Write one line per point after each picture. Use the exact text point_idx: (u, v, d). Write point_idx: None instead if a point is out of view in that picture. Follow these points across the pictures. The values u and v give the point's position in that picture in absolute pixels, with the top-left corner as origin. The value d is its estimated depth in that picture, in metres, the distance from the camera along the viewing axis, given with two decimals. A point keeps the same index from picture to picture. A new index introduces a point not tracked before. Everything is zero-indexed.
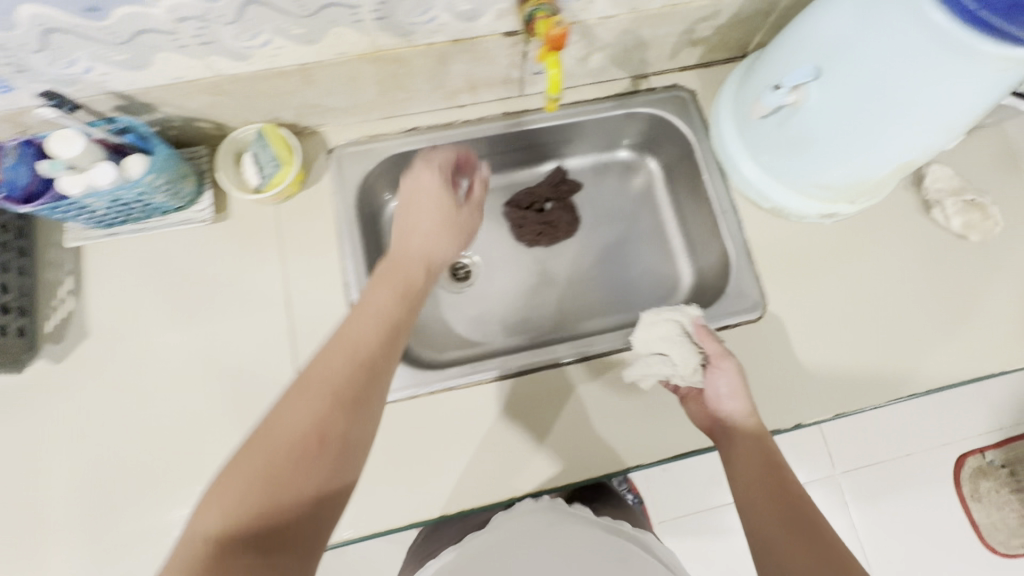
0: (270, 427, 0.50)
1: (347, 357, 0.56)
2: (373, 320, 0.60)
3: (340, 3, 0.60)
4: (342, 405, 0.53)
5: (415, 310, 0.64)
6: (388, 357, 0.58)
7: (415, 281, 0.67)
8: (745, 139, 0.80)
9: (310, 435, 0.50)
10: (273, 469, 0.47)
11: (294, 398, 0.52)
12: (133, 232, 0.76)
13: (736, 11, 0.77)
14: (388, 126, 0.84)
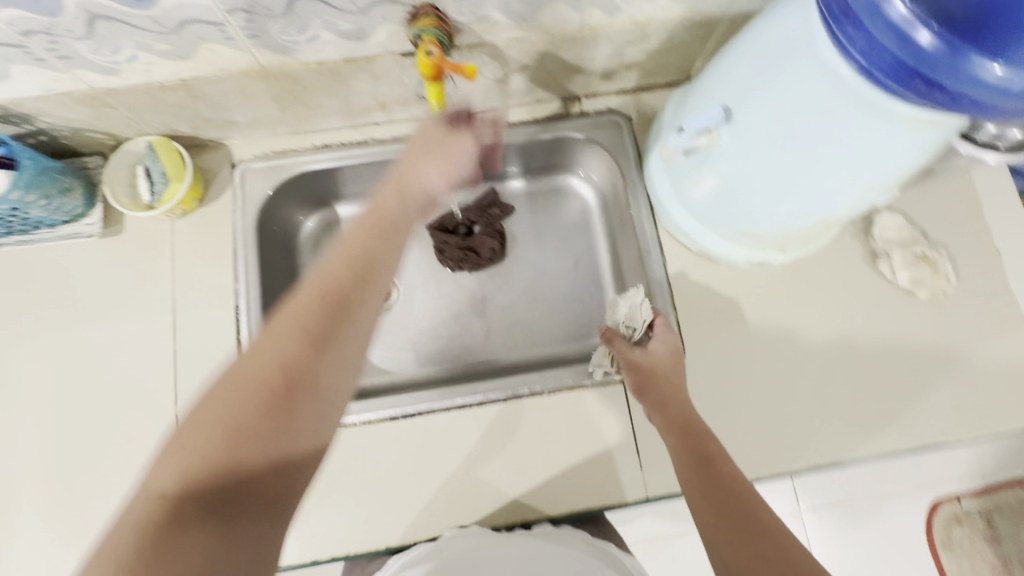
0: (145, 490, 0.39)
1: (246, 383, 0.43)
2: (285, 342, 0.44)
3: (203, 20, 0.55)
4: (250, 427, 0.42)
5: (341, 315, 0.47)
6: (318, 369, 0.45)
7: (342, 272, 0.49)
8: (670, 177, 0.74)
9: (202, 474, 0.40)
10: (151, 530, 0.37)
11: (193, 430, 0.41)
12: (19, 245, 0.74)
13: (665, 36, 0.71)
14: (299, 141, 0.80)
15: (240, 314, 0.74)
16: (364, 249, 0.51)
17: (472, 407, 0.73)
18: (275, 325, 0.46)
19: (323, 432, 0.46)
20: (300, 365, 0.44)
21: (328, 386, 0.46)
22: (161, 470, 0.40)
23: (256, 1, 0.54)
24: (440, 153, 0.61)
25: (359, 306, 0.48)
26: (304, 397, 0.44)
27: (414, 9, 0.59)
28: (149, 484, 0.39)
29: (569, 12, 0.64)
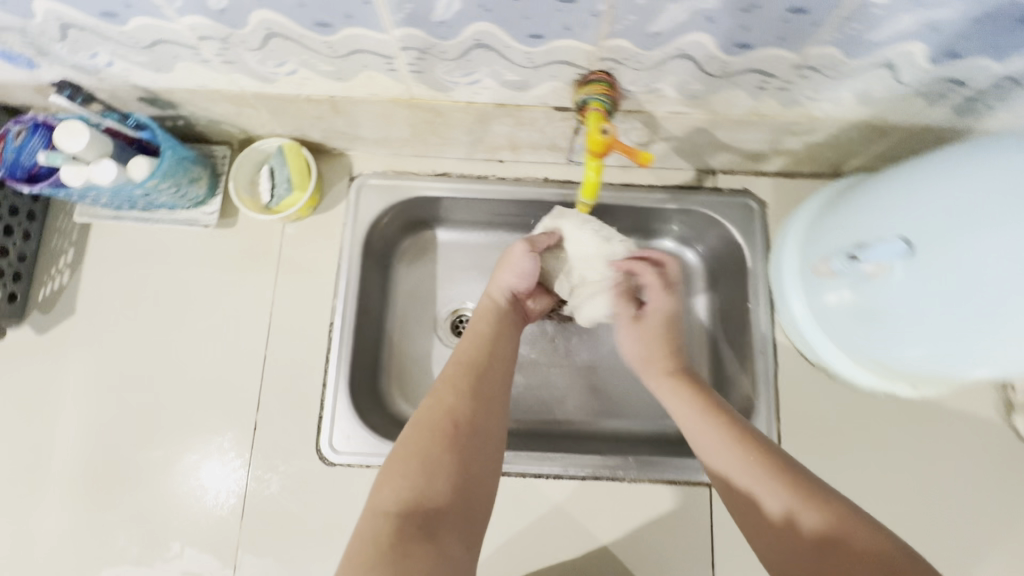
0: (372, 508, 0.50)
1: (428, 430, 0.55)
2: (453, 378, 0.60)
3: (375, 51, 0.53)
4: (438, 463, 0.52)
5: (486, 374, 0.61)
6: (479, 412, 0.58)
7: (475, 350, 0.64)
8: (802, 282, 0.69)
9: (410, 499, 0.50)
10: (386, 540, 0.47)
11: (392, 472, 0.52)
12: (138, 221, 0.75)
13: (834, 132, 0.65)
14: (419, 165, 0.79)
15: (333, 330, 0.73)
16: (490, 330, 0.66)
17: (545, 477, 0.72)
18: (437, 390, 0.59)
19: (490, 462, 0.56)
20: (464, 414, 0.57)
21: (484, 425, 0.57)
22: (381, 494, 0.50)
23: (434, 44, 0.52)
24: (506, 262, 0.70)
25: (497, 366, 0.63)
26: (470, 438, 0.55)
27: (587, 73, 0.55)
28: (375, 503, 0.50)
29: (745, 97, 0.59)
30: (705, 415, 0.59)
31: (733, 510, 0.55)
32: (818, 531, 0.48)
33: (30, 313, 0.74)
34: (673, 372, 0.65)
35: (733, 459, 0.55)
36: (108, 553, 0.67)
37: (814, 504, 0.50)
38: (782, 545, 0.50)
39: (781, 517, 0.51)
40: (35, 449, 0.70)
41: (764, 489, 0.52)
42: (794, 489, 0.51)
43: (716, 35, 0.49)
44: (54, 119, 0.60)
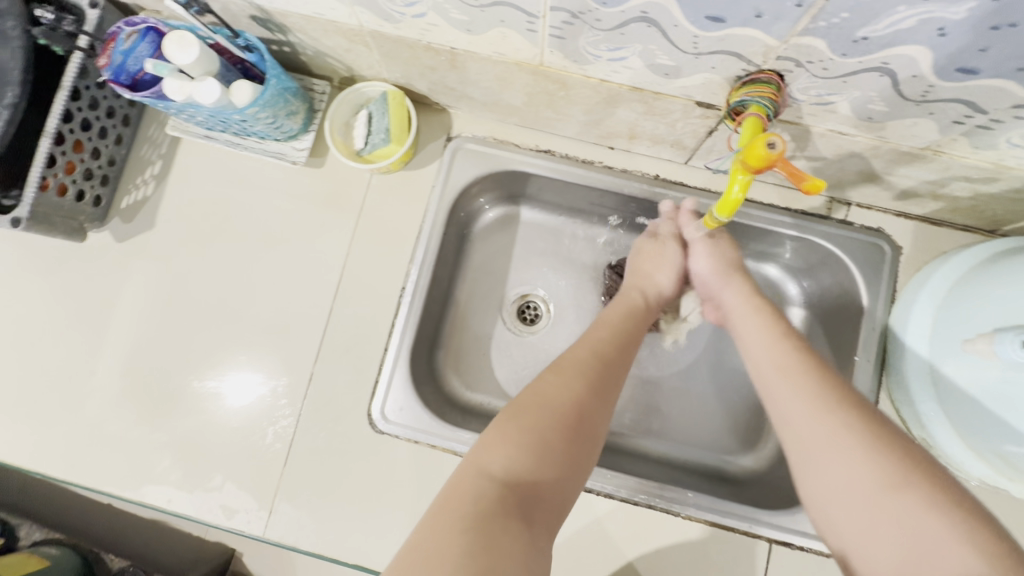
0: (474, 468, 0.44)
1: (545, 406, 0.48)
2: (582, 363, 0.53)
3: (519, 6, 0.47)
4: (553, 444, 0.46)
5: (614, 370, 0.54)
6: (601, 407, 0.51)
7: (611, 341, 0.57)
8: (935, 344, 0.60)
9: (520, 475, 0.43)
10: (482, 510, 0.40)
11: (503, 439, 0.45)
12: (228, 145, 0.72)
13: (1018, 187, 0.56)
14: (522, 137, 0.74)
15: (403, 296, 0.70)
16: (619, 323, 0.60)
17: (594, 492, 0.68)
18: (562, 370, 0.52)
19: (591, 466, 0.49)
20: (587, 404, 0.50)
21: (602, 422, 0.50)
22: (489, 457, 0.44)
23: (591, 9, 0.45)
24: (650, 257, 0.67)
25: (623, 369, 0.55)
26: (585, 433, 0.48)
27: (754, 71, 0.48)
28: (479, 466, 0.44)
29: (930, 129, 0.50)
30: (786, 368, 0.51)
31: (809, 485, 0.45)
32: (919, 512, 0.38)
33: (111, 219, 0.73)
34: (758, 298, 0.60)
35: (815, 420, 0.46)
36: (153, 471, 0.68)
37: (915, 482, 0.39)
38: (861, 519, 0.41)
39: (868, 490, 0.41)
40: (99, 356, 0.71)
41: (847, 453, 0.43)
42: (891, 467, 0.41)
43: (938, 52, 0.40)
44: (164, 25, 0.57)
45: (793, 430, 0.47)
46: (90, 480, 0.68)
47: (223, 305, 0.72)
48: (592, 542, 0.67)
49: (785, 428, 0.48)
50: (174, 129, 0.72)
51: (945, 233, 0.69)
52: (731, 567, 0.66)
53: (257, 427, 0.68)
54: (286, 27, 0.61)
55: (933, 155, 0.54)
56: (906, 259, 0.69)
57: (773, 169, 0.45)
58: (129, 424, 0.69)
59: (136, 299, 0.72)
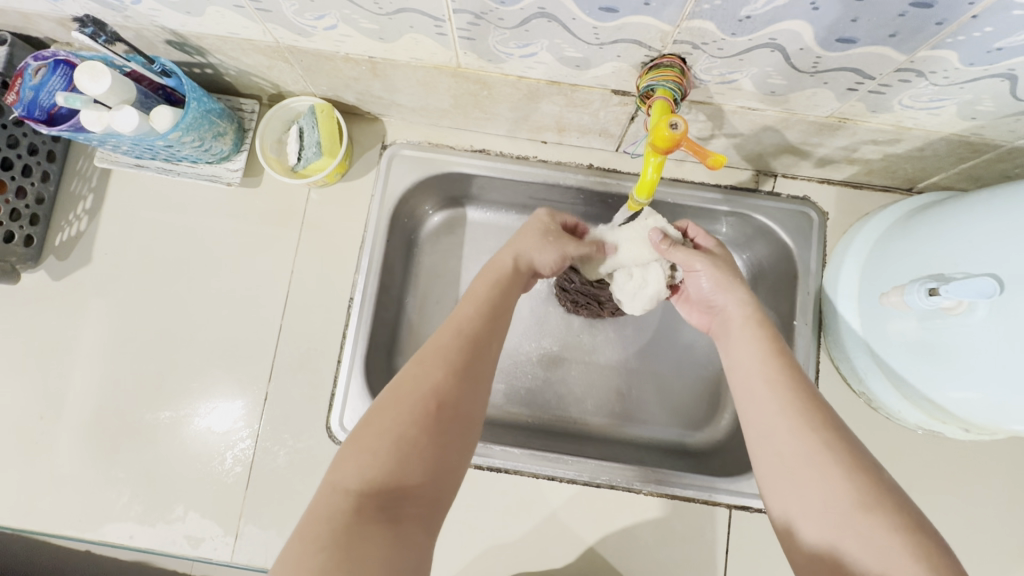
0: (331, 482, 0.39)
1: (407, 401, 0.43)
2: (444, 348, 0.47)
3: (424, 11, 0.48)
4: (415, 443, 0.41)
5: (482, 352, 0.49)
6: (468, 391, 0.46)
7: (478, 319, 0.51)
8: (862, 301, 0.63)
9: (377, 481, 0.39)
10: (339, 525, 0.36)
11: (361, 443, 0.40)
12: (159, 172, 0.71)
13: (920, 146, 0.59)
14: (457, 139, 0.75)
15: (353, 306, 0.70)
16: (490, 298, 0.54)
17: (556, 479, 0.69)
18: (419, 361, 0.46)
19: (465, 463, 0.45)
20: (449, 395, 0.44)
21: (471, 410, 0.45)
22: (343, 467, 0.39)
23: (492, 9, 0.46)
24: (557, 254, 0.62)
25: (495, 349, 0.51)
26: (454, 424, 0.44)
27: (657, 56, 0.49)
28: (335, 479, 0.39)
29: (829, 98, 0.53)
30: (770, 380, 0.48)
31: (779, 500, 0.43)
32: (887, 539, 0.36)
33: (46, 258, 0.71)
34: (751, 317, 0.54)
35: (795, 438, 0.43)
36: (112, 509, 0.66)
37: (883, 509, 0.38)
38: (830, 531, 0.39)
39: (838, 510, 0.39)
40: (45, 400, 0.69)
41: (823, 472, 0.41)
42: (862, 489, 0.39)
43: (816, 26, 0.42)
44: (75, 57, 0.56)
45: (771, 444, 0.45)
46: (45, 524, 0.66)
47: (171, 334, 0.71)
48: (557, 531, 0.68)
49: (757, 445, 0.46)
50: (102, 161, 0.71)
51: (866, 196, 0.72)
52: (691, 536, 0.68)
53: (215, 453, 0.68)
54: (198, 47, 0.61)
55: (838, 123, 0.57)
56: (832, 224, 0.72)
57: (680, 148, 0.47)
58: (82, 462, 0.67)
59: (78, 334, 0.71)
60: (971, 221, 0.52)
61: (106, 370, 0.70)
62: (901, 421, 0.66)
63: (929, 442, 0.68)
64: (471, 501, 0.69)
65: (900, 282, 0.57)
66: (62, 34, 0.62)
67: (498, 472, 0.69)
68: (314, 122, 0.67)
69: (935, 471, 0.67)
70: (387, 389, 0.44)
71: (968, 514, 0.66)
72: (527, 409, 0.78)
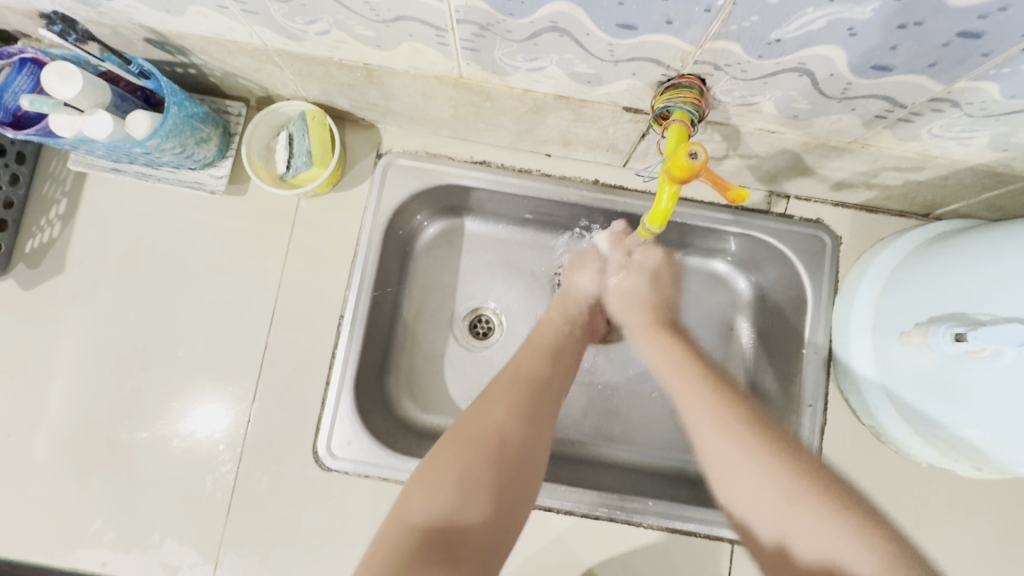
0: (398, 516, 0.44)
1: (471, 443, 0.47)
2: (507, 390, 0.52)
3: (426, 20, 0.44)
4: (479, 482, 0.45)
5: (548, 393, 0.54)
6: (532, 433, 0.49)
7: (538, 363, 0.56)
8: (876, 336, 0.61)
9: (439, 516, 0.43)
10: (402, 559, 0.40)
11: (428, 482, 0.45)
12: (138, 177, 0.68)
13: (944, 174, 0.56)
14: (457, 149, 0.71)
15: (343, 323, 0.67)
16: (548, 342, 0.60)
17: (553, 510, 0.66)
18: (487, 398, 0.52)
19: (528, 500, 0.48)
20: (516, 434, 0.49)
21: (533, 452, 0.49)
22: (410, 504, 0.44)
23: (499, 21, 0.42)
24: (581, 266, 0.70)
25: (557, 387, 0.55)
26: (518, 463, 0.48)
27: (675, 76, 0.46)
28: (404, 513, 0.44)
29: (854, 124, 0.49)
30: (691, 393, 0.54)
31: (719, 492, 0.49)
32: (833, 533, 0.42)
33: (14, 265, 0.67)
34: (652, 327, 0.64)
35: (717, 445, 0.50)
36: (83, 534, 0.63)
37: (809, 504, 0.44)
38: (781, 528, 0.44)
39: (773, 508, 0.45)
40: (15, 414, 0.65)
41: (759, 471, 0.47)
42: (785, 477, 0.46)
43: (851, 52, 0.39)
44: (44, 56, 0.52)
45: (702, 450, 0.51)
46: (10, 548, 0.62)
47: (149, 349, 0.67)
48: (555, 562, 0.66)
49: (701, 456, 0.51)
50: (76, 164, 0.67)
51: (880, 220, 0.70)
52: (691, 570, 0.65)
53: (195, 474, 0.64)
54: (178, 47, 0.56)
55: (860, 148, 0.54)
56: (845, 248, 0.69)
57: (696, 178, 0.45)
58: (52, 483, 0.64)
59: (50, 345, 0.67)
60: (994, 259, 0.50)
61: (79, 383, 0.66)
62: (909, 456, 0.64)
63: (936, 477, 0.66)
64: None
65: (919, 319, 0.55)
66: (30, 29, 0.57)
67: None
68: (304, 131, 0.63)
69: (941, 506, 0.65)
70: (450, 430, 0.49)
71: (973, 551, 0.64)
72: None
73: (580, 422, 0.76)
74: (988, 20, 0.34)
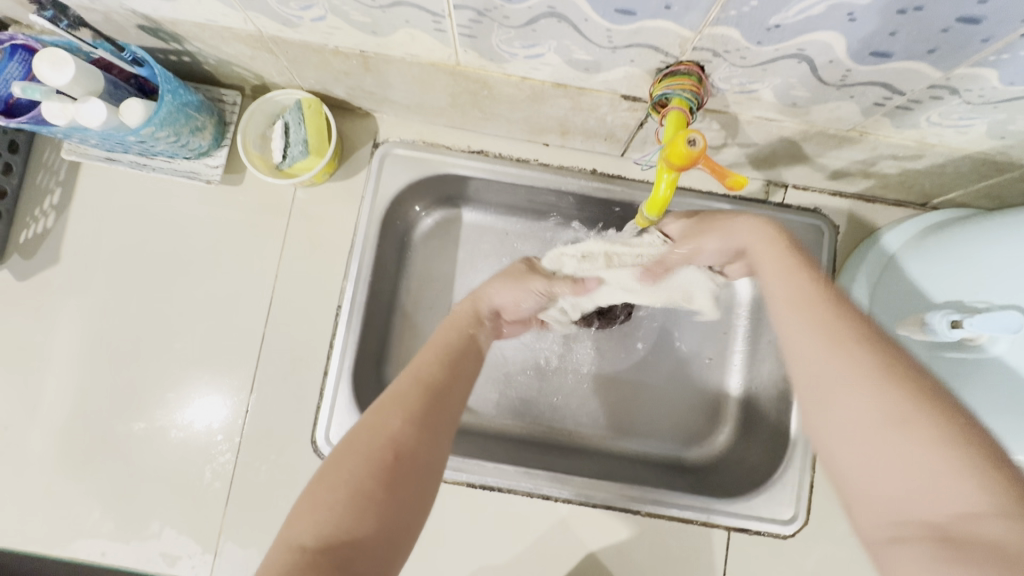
0: (285, 538, 0.35)
1: (359, 454, 0.39)
2: (403, 396, 0.43)
3: (422, 5, 0.44)
4: (373, 495, 0.37)
5: (448, 401, 0.45)
6: (430, 444, 0.41)
7: (438, 364, 0.48)
8: None
9: (335, 535, 0.35)
10: None
11: (312, 497, 0.37)
12: (133, 166, 0.67)
13: (942, 162, 0.56)
14: (454, 138, 0.71)
15: (340, 314, 0.66)
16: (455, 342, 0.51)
17: (551, 498, 0.67)
18: (380, 405, 0.43)
19: (426, 515, 0.40)
20: (411, 442, 0.40)
21: (433, 463, 0.41)
22: (297, 523, 0.36)
23: (496, 6, 0.42)
24: (511, 281, 0.60)
25: (458, 393, 0.46)
26: (415, 478, 0.39)
27: (673, 63, 0.46)
28: (290, 534, 0.36)
29: (853, 112, 0.49)
30: (794, 302, 0.41)
31: (812, 419, 0.36)
32: (942, 458, 0.30)
33: (9, 256, 0.67)
34: (779, 233, 0.50)
35: (822, 358, 0.37)
36: (82, 524, 0.63)
37: (925, 418, 0.31)
38: (860, 459, 0.33)
39: (868, 425, 0.33)
40: (14, 406, 0.65)
41: (860, 389, 0.34)
42: (896, 400, 0.32)
43: (851, 38, 0.39)
44: (35, 42, 0.51)
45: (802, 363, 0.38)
46: (9, 539, 0.63)
47: (146, 340, 0.67)
48: (553, 550, 0.66)
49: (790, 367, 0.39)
50: (70, 153, 0.66)
51: (878, 210, 0.70)
52: (687, 557, 0.66)
53: (193, 464, 0.64)
54: (169, 32, 0.56)
55: (859, 136, 0.54)
56: (842, 238, 0.69)
57: (696, 165, 0.45)
58: (50, 474, 0.64)
59: (46, 337, 0.66)
60: (990, 246, 0.50)
61: (76, 374, 0.66)
62: None
63: None
64: (462, 519, 0.67)
65: (916, 307, 0.55)
66: (21, 16, 0.56)
67: (491, 491, 0.67)
68: (297, 116, 0.63)
69: None
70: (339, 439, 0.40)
71: None
72: (520, 421, 0.76)
73: (578, 413, 0.76)
74: (988, 5, 0.34)
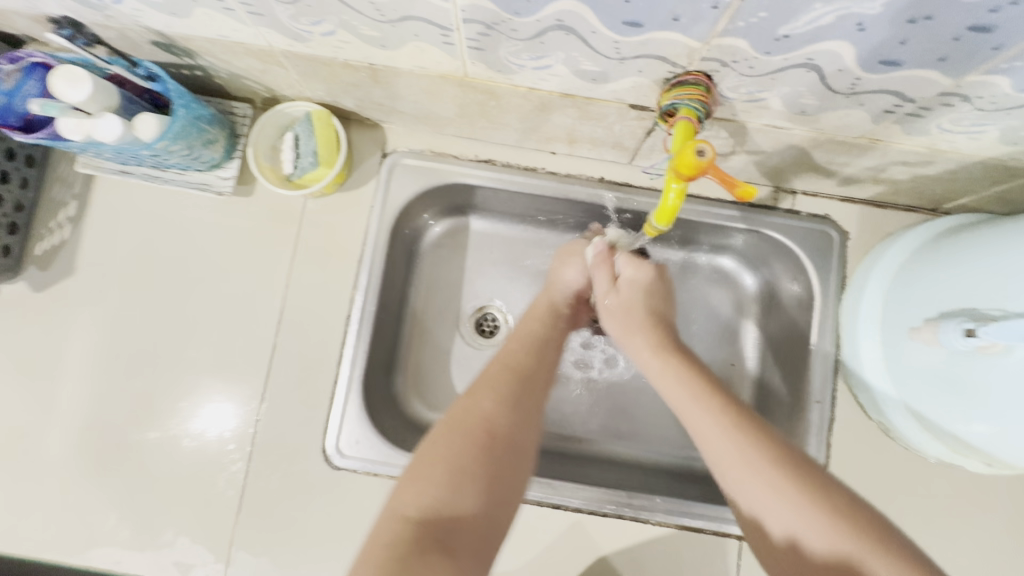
0: (391, 509, 0.42)
1: (461, 428, 0.46)
2: (496, 380, 0.52)
3: (431, 19, 0.44)
4: (470, 472, 0.44)
5: (531, 387, 0.53)
6: (519, 424, 0.49)
7: (523, 355, 0.55)
8: (885, 332, 0.60)
9: (434, 510, 0.41)
10: (399, 552, 0.38)
11: (416, 470, 0.44)
12: (145, 178, 0.68)
13: (953, 168, 0.56)
14: (461, 147, 0.71)
15: (350, 323, 0.67)
16: (532, 334, 0.59)
17: (561, 507, 0.67)
18: (474, 390, 0.51)
19: (519, 493, 0.47)
20: (506, 422, 0.48)
21: (522, 440, 0.48)
22: (402, 496, 0.42)
23: (504, 20, 0.42)
24: (573, 258, 0.65)
25: (541, 381, 0.54)
26: (508, 452, 0.47)
27: (682, 73, 0.46)
28: (397, 505, 0.42)
29: (862, 119, 0.49)
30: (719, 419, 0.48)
31: (735, 494, 0.46)
32: (836, 525, 0.41)
33: (26, 267, 0.68)
34: (663, 349, 0.55)
35: (721, 442, 0.47)
36: (97, 533, 0.64)
37: (818, 499, 0.42)
38: (789, 518, 0.43)
39: (786, 507, 0.43)
40: (30, 414, 0.66)
41: (757, 469, 0.45)
42: (790, 484, 0.43)
43: (861, 47, 0.39)
44: (53, 60, 0.52)
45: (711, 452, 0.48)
46: (26, 547, 0.63)
47: (159, 349, 0.68)
48: (563, 559, 0.66)
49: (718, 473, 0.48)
50: (85, 167, 0.67)
51: (889, 215, 0.69)
52: (699, 566, 0.66)
53: (205, 473, 0.65)
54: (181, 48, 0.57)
55: (869, 143, 0.53)
56: (852, 243, 0.69)
57: (705, 175, 0.45)
58: (66, 483, 0.65)
59: (60, 348, 0.67)
60: (1005, 252, 0.49)
61: (90, 383, 0.67)
62: (918, 452, 0.64)
63: (945, 473, 0.66)
64: None
65: (929, 314, 0.55)
66: (38, 33, 0.57)
67: None
68: (309, 130, 0.64)
69: (951, 501, 0.65)
70: (435, 427, 0.48)
71: (983, 548, 0.64)
72: None
73: (587, 419, 0.76)
74: (1000, 13, 0.34)
